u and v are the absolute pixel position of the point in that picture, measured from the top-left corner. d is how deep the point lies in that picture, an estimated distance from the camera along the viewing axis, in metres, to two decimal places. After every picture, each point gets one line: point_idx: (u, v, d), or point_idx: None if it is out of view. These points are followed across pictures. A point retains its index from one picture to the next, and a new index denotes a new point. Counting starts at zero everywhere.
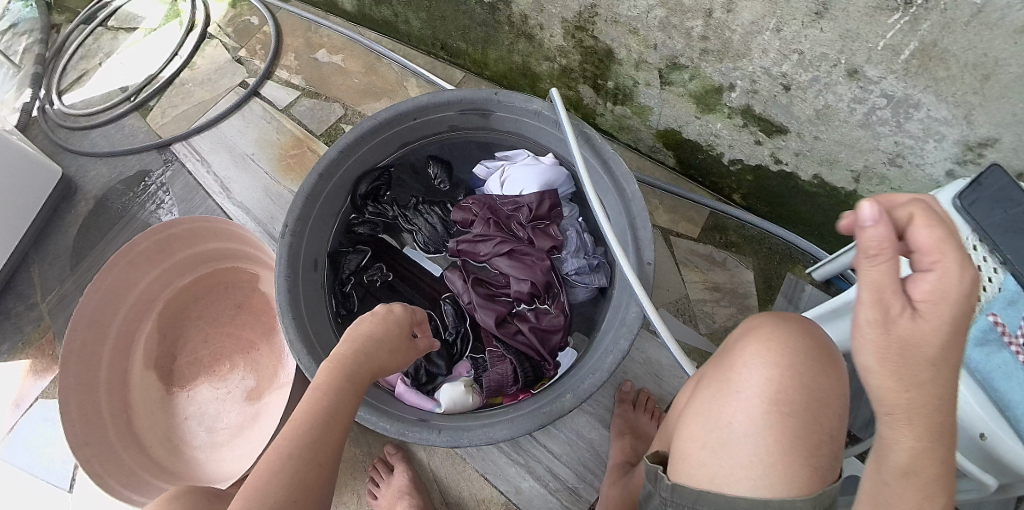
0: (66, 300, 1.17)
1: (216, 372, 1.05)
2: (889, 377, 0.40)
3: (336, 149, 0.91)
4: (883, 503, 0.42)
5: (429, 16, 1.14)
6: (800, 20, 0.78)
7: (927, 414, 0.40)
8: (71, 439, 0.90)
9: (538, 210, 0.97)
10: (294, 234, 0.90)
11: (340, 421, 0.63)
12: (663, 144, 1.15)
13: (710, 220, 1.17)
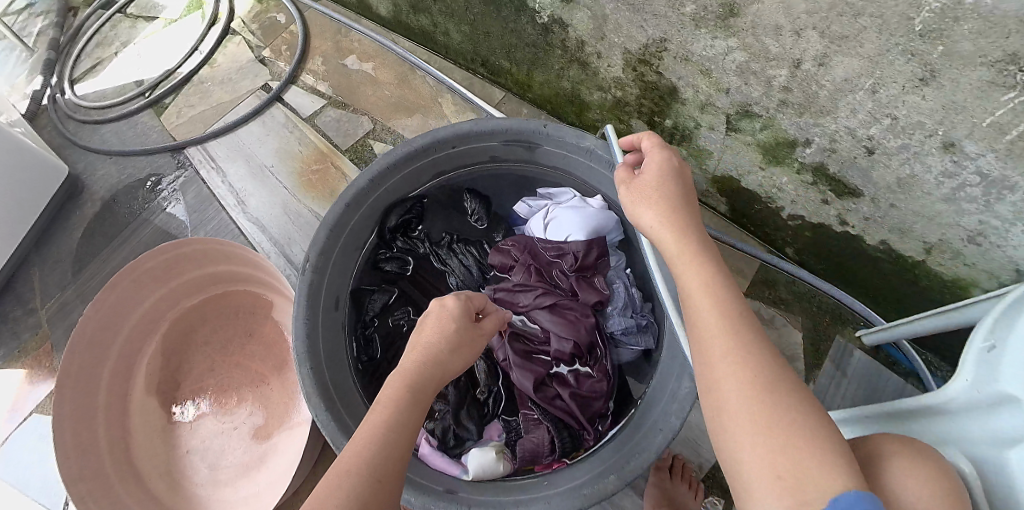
0: (66, 309, 1.09)
1: (222, 404, 0.98)
2: (643, 203, 0.62)
3: (367, 177, 0.83)
4: (695, 302, 0.51)
5: (472, 30, 1.04)
6: (899, 82, 0.69)
7: (682, 231, 0.57)
8: (66, 473, 0.82)
9: (584, 260, 0.90)
10: (316, 270, 0.82)
11: (404, 434, 0.55)
12: (716, 189, 1.07)
13: (760, 273, 1.13)
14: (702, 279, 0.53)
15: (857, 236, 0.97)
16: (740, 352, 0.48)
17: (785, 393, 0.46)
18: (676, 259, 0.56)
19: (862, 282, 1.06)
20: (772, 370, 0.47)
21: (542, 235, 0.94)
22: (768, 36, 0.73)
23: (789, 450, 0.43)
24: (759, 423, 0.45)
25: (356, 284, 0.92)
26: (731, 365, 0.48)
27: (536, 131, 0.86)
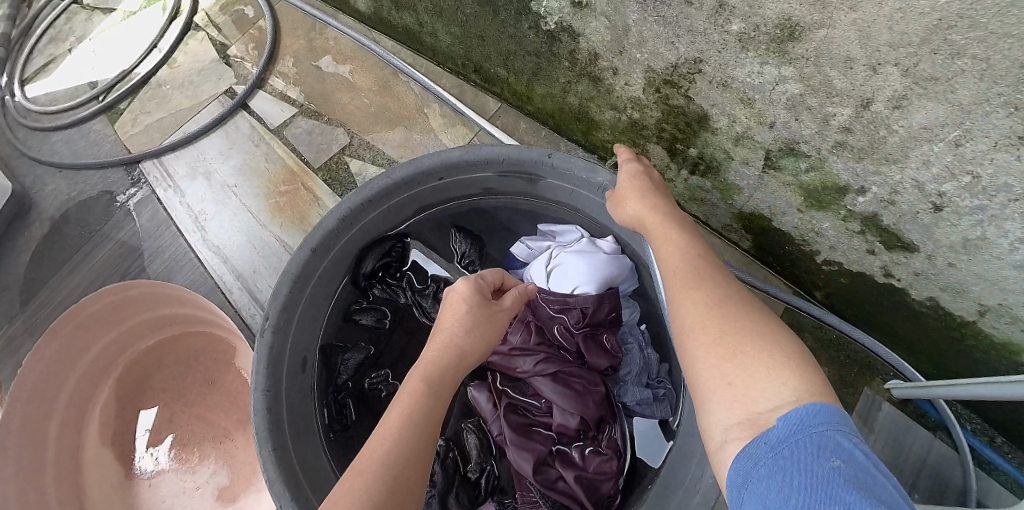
0: (15, 343, 0.98)
1: (184, 459, 0.88)
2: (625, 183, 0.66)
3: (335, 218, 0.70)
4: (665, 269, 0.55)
5: (464, 32, 0.87)
6: (993, 136, 0.52)
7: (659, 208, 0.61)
8: None
9: (593, 316, 0.77)
10: (276, 331, 0.70)
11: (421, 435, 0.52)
12: (742, 225, 0.92)
13: (786, 317, 0.99)
14: (677, 242, 0.56)
15: (902, 290, 0.80)
16: (703, 285, 0.49)
17: (739, 307, 0.47)
18: (654, 231, 0.60)
19: (901, 338, 0.90)
20: (727, 293, 0.48)
21: (545, 285, 0.81)
22: (832, 68, 0.56)
23: (732, 357, 0.43)
24: (705, 337, 0.45)
25: (326, 340, 0.80)
26: (691, 295, 0.49)
27: (538, 162, 0.73)
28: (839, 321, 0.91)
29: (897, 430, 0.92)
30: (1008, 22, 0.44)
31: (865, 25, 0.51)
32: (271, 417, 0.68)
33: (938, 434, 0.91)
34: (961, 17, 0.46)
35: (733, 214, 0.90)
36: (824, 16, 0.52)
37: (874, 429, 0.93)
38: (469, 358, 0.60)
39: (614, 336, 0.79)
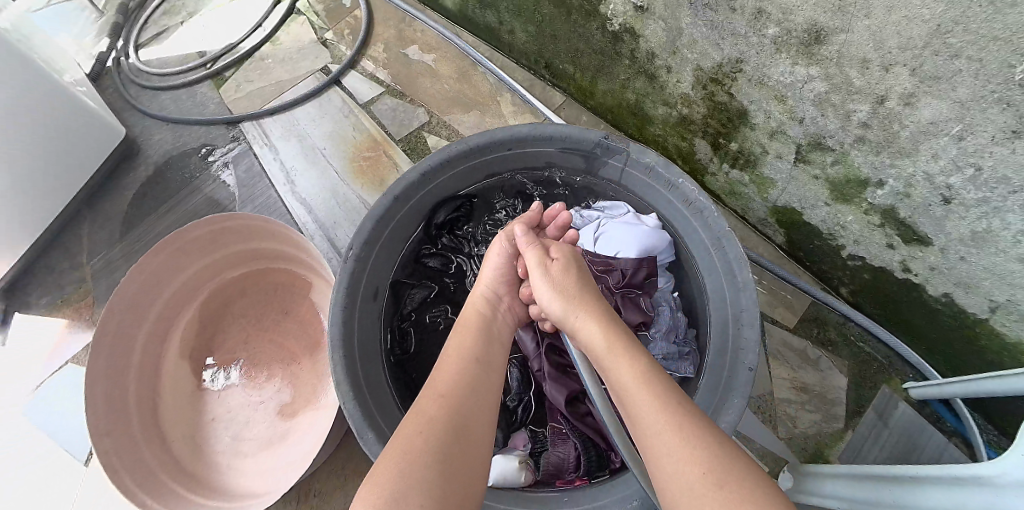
0: (112, 267, 1.13)
1: (252, 377, 0.99)
2: (558, 292, 0.74)
3: (417, 173, 0.83)
4: (633, 404, 0.57)
5: (539, 31, 1.03)
6: (991, 130, 0.63)
7: (608, 324, 0.68)
8: (93, 428, 0.86)
9: (632, 277, 0.89)
10: (358, 259, 0.82)
11: (459, 374, 0.67)
12: (777, 219, 1.02)
13: (811, 310, 1.07)
14: (638, 370, 0.59)
15: (919, 285, 0.90)
16: (688, 442, 0.51)
17: (741, 484, 0.47)
18: (604, 355, 0.64)
19: (918, 336, 0.99)
20: (721, 461, 0.49)
21: (591, 249, 0.92)
22: (852, 68, 0.70)
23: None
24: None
25: (396, 276, 0.91)
26: (685, 465, 0.49)
27: (594, 144, 0.87)
28: (859, 316, 1.01)
29: (909, 425, 1.00)
30: (993, 27, 0.56)
31: (877, 30, 0.64)
32: (344, 331, 0.80)
33: (953, 439, 0.99)
34: (955, 23, 0.58)
35: (769, 208, 1.01)
36: (844, 22, 0.66)
37: (890, 422, 1.00)
38: (484, 294, 0.83)
39: (649, 300, 0.90)
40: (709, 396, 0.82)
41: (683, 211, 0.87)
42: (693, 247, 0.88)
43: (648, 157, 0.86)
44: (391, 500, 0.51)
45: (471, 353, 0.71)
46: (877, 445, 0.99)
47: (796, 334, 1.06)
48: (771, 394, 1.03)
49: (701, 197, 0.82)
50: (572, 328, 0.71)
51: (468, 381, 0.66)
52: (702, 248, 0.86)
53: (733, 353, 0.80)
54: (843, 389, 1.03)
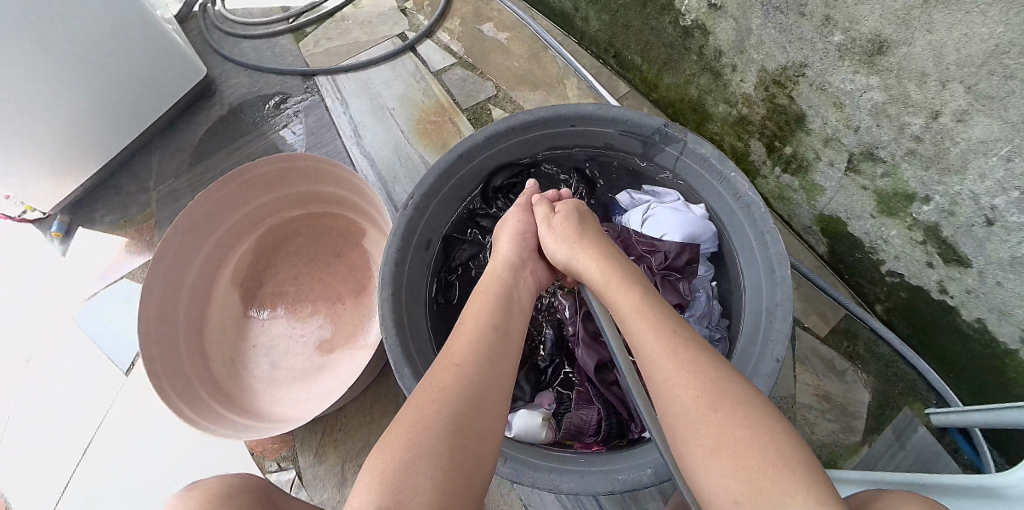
0: (176, 195, 1.19)
1: (296, 311, 1.04)
2: (563, 239, 0.80)
3: (483, 135, 0.87)
4: (635, 340, 0.63)
5: (613, 20, 1.09)
6: None
7: (615, 267, 0.73)
8: (142, 333, 0.92)
9: (674, 260, 0.92)
10: (418, 208, 0.86)
11: (471, 341, 0.68)
12: (821, 228, 1.05)
13: (843, 322, 1.08)
14: (634, 303, 0.66)
15: (953, 308, 0.92)
16: (683, 369, 0.58)
17: (733, 408, 0.54)
18: (607, 287, 0.71)
19: (947, 363, 1.01)
20: (716, 387, 0.56)
21: (637, 229, 0.96)
22: (911, 82, 0.74)
23: (720, 453, 0.51)
24: (699, 442, 0.53)
25: (448, 229, 0.96)
26: (680, 389, 0.57)
27: (654, 131, 0.90)
28: (890, 335, 1.03)
29: (927, 450, 1.01)
30: None
31: (938, 45, 0.69)
32: (396, 271, 0.84)
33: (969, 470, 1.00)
34: (1013, 44, 0.62)
35: (815, 216, 1.04)
36: (907, 35, 0.71)
37: (907, 445, 1.01)
38: (507, 261, 0.83)
39: (688, 284, 0.93)
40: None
41: (732, 205, 0.89)
42: (736, 239, 0.91)
43: (701, 147, 0.88)
44: (403, 469, 0.54)
45: (486, 320, 0.72)
46: (892, 463, 1.01)
47: (825, 344, 1.08)
48: (793, 397, 1.05)
49: (750, 195, 0.85)
50: (580, 270, 0.77)
51: (485, 351, 0.67)
52: (745, 242, 0.89)
53: (762, 343, 0.83)
54: (865, 404, 1.05)
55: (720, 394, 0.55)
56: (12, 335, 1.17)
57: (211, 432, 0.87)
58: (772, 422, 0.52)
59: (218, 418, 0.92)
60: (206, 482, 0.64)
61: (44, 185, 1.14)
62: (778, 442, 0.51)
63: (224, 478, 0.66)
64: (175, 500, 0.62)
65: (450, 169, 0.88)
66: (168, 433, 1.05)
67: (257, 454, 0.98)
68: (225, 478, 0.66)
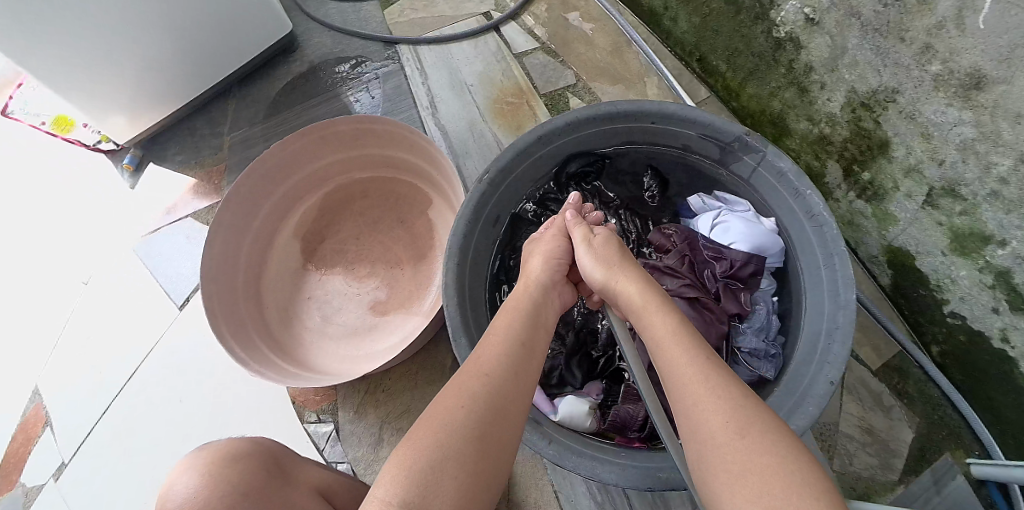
0: (248, 143, 1.22)
1: (352, 270, 1.05)
2: (600, 262, 0.79)
3: (564, 120, 0.87)
4: (665, 360, 0.62)
5: (702, 23, 1.08)
6: None
7: (653, 292, 0.72)
8: (205, 271, 0.95)
9: (738, 270, 0.90)
10: (492, 183, 0.87)
11: (501, 351, 0.66)
12: (888, 258, 1.03)
13: (895, 358, 1.06)
14: (666, 329, 0.65)
15: (1013, 359, 0.90)
16: (712, 393, 0.56)
17: (760, 435, 0.51)
18: (643, 310, 0.69)
19: (998, 415, 0.98)
20: (742, 412, 0.53)
21: (705, 234, 0.94)
22: (1005, 120, 0.72)
23: (744, 478, 0.49)
24: (724, 467, 0.50)
25: (517, 207, 0.96)
26: (707, 414, 0.54)
27: (734, 139, 0.88)
28: (941, 376, 1.02)
29: (965, 499, 0.98)
30: None
31: None
32: (462, 241, 0.85)
33: None
34: None
35: (884, 246, 1.02)
36: (1007, 74, 0.70)
37: (944, 491, 0.99)
38: (540, 280, 0.81)
39: (748, 295, 0.91)
40: (783, 399, 0.84)
41: (804, 222, 0.87)
42: (804, 259, 0.89)
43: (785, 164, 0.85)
44: (425, 469, 0.52)
45: (517, 332, 0.70)
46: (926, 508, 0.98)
47: (876, 377, 1.05)
48: (835, 426, 1.03)
49: (825, 215, 0.83)
50: (614, 291, 0.76)
51: (512, 365, 0.65)
52: (813, 262, 0.87)
53: (818, 363, 0.82)
54: (906, 443, 1.02)
55: (746, 418, 0.52)
56: (74, 259, 1.21)
57: (261, 374, 0.88)
58: (798, 449, 0.49)
59: (268, 362, 0.94)
60: (216, 445, 0.78)
61: (121, 119, 1.18)
62: (805, 471, 0.48)
63: (233, 441, 0.79)
64: (194, 457, 0.77)
65: (527, 149, 0.88)
66: (213, 371, 1.07)
67: (299, 403, 1.00)
68: (234, 442, 0.79)
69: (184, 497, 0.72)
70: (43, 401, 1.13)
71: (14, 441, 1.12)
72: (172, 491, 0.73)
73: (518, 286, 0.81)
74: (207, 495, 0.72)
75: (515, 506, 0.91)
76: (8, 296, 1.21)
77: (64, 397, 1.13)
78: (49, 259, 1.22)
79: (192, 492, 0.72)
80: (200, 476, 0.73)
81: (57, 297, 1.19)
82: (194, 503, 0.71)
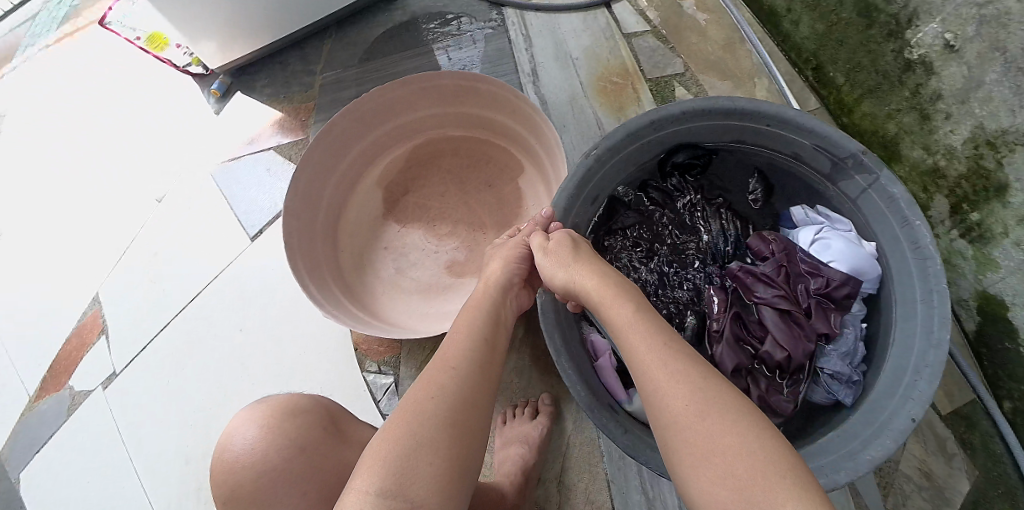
0: (339, 85, 1.21)
1: (433, 227, 1.04)
2: (559, 268, 0.74)
3: (682, 107, 0.83)
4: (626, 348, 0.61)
5: (826, 31, 1.03)
6: None
7: (611, 283, 0.69)
8: (289, 206, 0.94)
9: (833, 290, 0.86)
10: (598, 159, 0.84)
11: (467, 342, 0.67)
12: (978, 304, 0.99)
13: (965, 406, 1.02)
14: (624, 320, 0.63)
15: None
16: (672, 377, 0.56)
17: (723, 416, 0.52)
18: (602, 302, 0.67)
19: None
20: (703, 395, 0.54)
21: (803, 248, 0.90)
22: None
23: (710, 460, 0.50)
24: (691, 449, 0.51)
25: (616, 190, 0.94)
26: (668, 398, 0.55)
27: (848, 155, 0.84)
28: (1011, 432, 0.97)
29: None
30: None
31: None
32: (562, 216, 0.84)
33: None
34: None
35: (978, 290, 0.98)
36: None
37: None
38: (499, 280, 0.79)
39: (840, 316, 0.86)
40: (858, 428, 0.82)
41: (906, 252, 0.84)
42: (898, 291, 0.86)
43: (901, 189, 0.81)
44: (403, 459, 0.55)
45: (480, 323, 0.70)
46: None
47: (943, 422, 1.02)
48: (894, 463, 1.01)
49: (931, 249, 0.80)
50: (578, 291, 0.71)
51: (479, 357, 0.65)
52: (908, 294, 0.84)
53: (899, 398, 0.80)
54: (963, 494, 0.99)
55: (707, 400, 0.53)
56: (154, 175, 1.23)
57: (336, 318, 0.88)
58: (764, 434, 0.50)
59: (341, 306, 0.94)
60: (276, 397, 0.73)
61: (211, 45, 1.16)
62: (769, 453, 0.49)
63: (294, 394, 0.73)
64: (251, 409, 0.72)
65: (638, 131, 0.84)
66: (277, 304, 1.07)
67: (361, 351, 0.99)
68: (294, 395, 0.74)
69: (242, 449, 0.68)
70: (101, 309, 1.14)
71: (68, 345, 1.13)
72: (231, 439, 0.69)
73: (478, 287, 0.79)
74: (265, 450, 0.67)
75: (565, 489, 0.90)
76: (83, 203, 1.24)
77: (122, 309, 1.13)
78: (134, 171, 1.25)
79: (250, 446, 0.68)
80: (260, 430, 0.68)
81: (129, 212, 1.21)
82: (252, 456, 0.67)
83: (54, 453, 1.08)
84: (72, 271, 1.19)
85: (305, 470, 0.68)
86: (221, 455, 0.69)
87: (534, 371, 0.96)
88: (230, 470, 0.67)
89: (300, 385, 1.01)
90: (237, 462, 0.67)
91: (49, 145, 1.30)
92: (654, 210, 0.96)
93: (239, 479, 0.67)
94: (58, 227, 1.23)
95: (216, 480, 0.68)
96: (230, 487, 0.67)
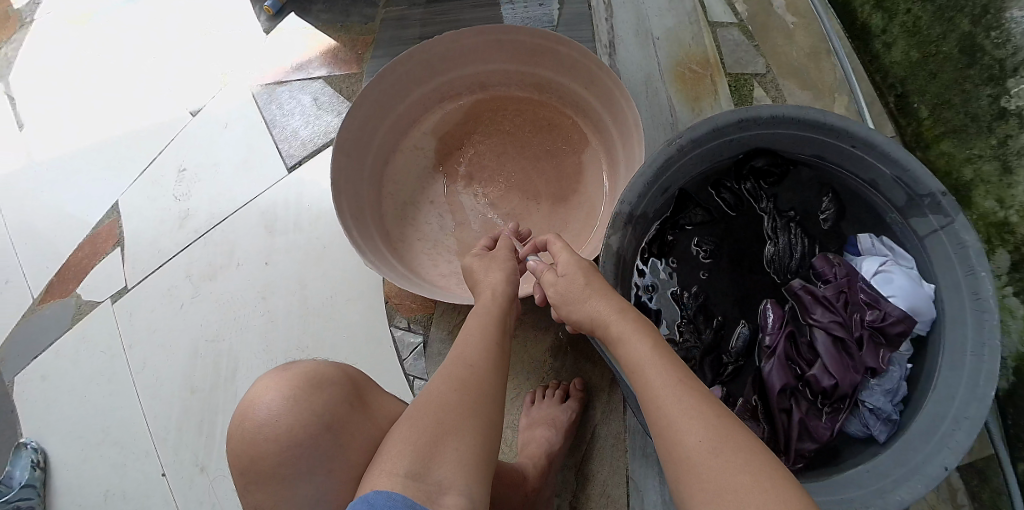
0: (402, 23, 1.14)
1: (486, 187, 1.00)
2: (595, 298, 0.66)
3: (773, 111, 0.79)
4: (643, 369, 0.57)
5: (920, 59, 0.98)
6: None
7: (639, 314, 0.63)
8: (341, 142, 0.88)
9: (887, 325, 0.80)
10: (681, 149, 0.79)
11: (485, 344, 0.64)
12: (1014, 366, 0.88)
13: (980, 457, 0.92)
14: (640, 354, 0.58)
15: None
16: (688, 413, 0.51)
17: (734, 453, 0.47)
18: (623, 336, 0.61)
19: None
20: (723, 432, 0.49)
21: (866, 278, 0.85)
22: None
23: (721, 498, 0.45)
24: (701, 485, 0.47)
25: (689, 185, 0.91)
26: (683, 432, 0.50)
27: (927, 194, 0.78)
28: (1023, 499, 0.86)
29: None
30: None
31: None
32: (636, 202, 0.79)
33: None
34: None
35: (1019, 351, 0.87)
36: None
37: None
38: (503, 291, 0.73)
39: (890, 353, 0.81)
40: (887, 465, 0.77)
41: (965, 303, 0.78)
42: (948, 338, 0.80)
43: (970, 231, 0.76)
44: (428, 443, 0.53)
45: (494, 327, 0.67)
46: None
47: None
48: None
49: (991, 298, 0.74)
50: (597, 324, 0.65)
51: (495, 359, 0.63)
52: (959, 345, 0.78)
53: (933, 443, 0.74)
54: None
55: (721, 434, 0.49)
56: (196, 92, 1.19)
57: (380, 270, 0.83)
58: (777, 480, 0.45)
59: (382, 258, 0.89)
60: (302, 365, 0.70)
61: None
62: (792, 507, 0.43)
63: (319, 365, 0.70)
64: (275, 375, 0.69)
65: (724, 126, 0.80)
66: (309, 243, 1.05)
67: (392, 304, 0.99)
68: (320, 365, 0.71)
69: (268, 417, 0.65)
70: (119, 219, 1.15)
71: (80, 252, 1.14)
72: (256, 405, 0.66)
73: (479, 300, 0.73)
74: (291, 423, 0.64)
75: (584, 477, 0.89)
76: (120, 110, 1.22)
77: (138, 221, 1.14)
78: (173, 85, 1.21)
79: (276, 414, 0.65)
80: (286, 400, 0.65)
81: (165, 125, 1.19)
82: (278, 427, 0.64)
83: (51, 360, 1.09)
84: (99, 176, 1.19)
85: (330, 449, 0.64)
86: (246, 424, 0.66)
87: (567, 353, 0.95)
88: (254, 439, 0.65)
89: (322, 328, 1.00)
90: (262, 432, 0.65)
91: (93, 44, 1.27)
92: (723, 214, 0.94)
93: (262, 449, 0.64)
94: (93, 132, 1.22)
95: (239, 448, 0.66)
96: (252, 457, 0.65)
